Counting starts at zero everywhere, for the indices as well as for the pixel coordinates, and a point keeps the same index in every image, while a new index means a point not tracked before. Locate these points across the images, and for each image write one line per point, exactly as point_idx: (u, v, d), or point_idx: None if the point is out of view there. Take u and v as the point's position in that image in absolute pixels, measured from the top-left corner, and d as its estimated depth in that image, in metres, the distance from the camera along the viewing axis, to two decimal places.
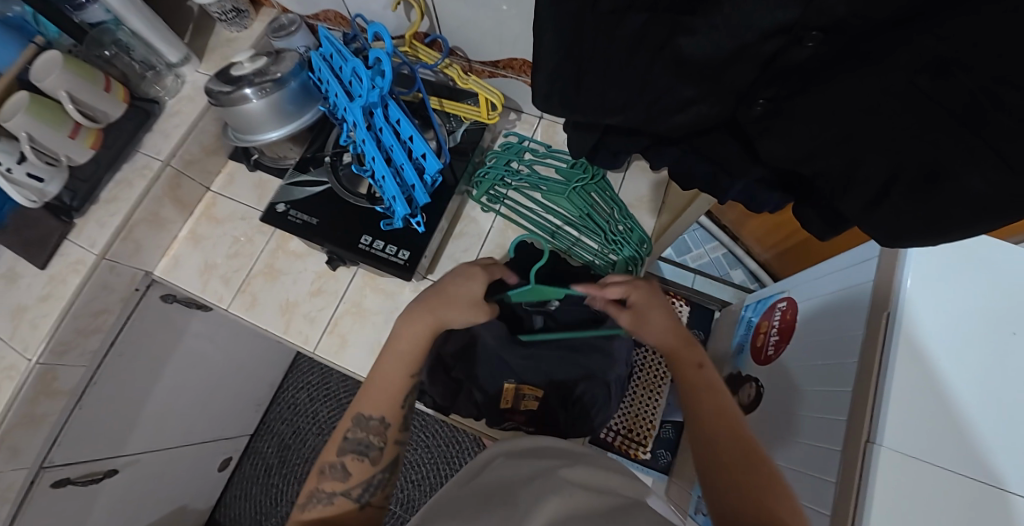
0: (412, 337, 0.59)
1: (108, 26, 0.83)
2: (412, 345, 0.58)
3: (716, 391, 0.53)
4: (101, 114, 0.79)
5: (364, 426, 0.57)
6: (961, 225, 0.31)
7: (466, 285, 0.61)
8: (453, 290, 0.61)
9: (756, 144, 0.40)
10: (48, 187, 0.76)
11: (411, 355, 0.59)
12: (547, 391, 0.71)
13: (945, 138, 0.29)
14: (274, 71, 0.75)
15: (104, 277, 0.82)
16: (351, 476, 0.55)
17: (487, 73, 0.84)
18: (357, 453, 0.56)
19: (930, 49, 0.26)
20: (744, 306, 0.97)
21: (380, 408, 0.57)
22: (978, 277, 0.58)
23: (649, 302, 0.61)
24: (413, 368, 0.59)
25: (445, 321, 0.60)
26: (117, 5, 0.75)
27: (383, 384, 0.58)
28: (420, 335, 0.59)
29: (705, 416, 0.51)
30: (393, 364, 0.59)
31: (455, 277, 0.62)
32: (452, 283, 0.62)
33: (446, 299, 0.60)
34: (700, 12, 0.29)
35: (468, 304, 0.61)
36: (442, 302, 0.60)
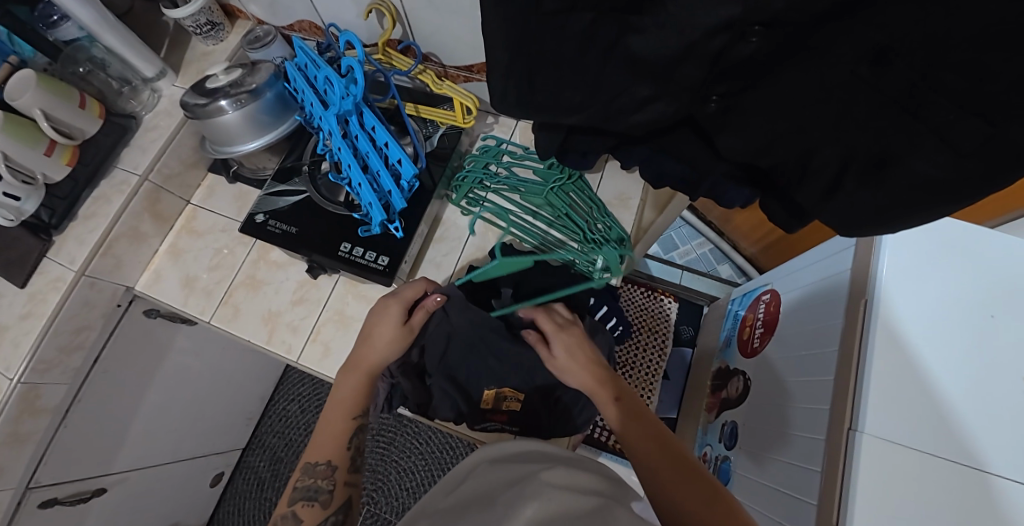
0: (347, 384, 0.61)
1: (82, 43, 0.82)
2: (349, 392, 0.60)
3: (641, 415, 0.53)
4: (77, 131, 0.79)
5: (311, 473, 0.55)
6: (914, 209, 0.32)
7: (382, 328, 0.62)
8: (374, 333, 0.62)
9: (715, 140, 0.41)
10: (24, 205, 0.75)
11: (351, 399, 0.60)
12: (531, 392, 0.71)
13: (888, 124, 0.30)
14: (249, 82, 0.75)
15: (85, 294, 0.81)
16: (303, 522, 0.53)
17: (462, 78, 0.85)
18: (306, 499, 0.54)
19: (871, 38, 0.27)
20: (731, 300, 0.98)
21: (327, 454, 0.57)
22: (955, 262, 0.59)
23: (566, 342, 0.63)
24: (354, 409, 0.59)
25: (376, 363, 0.62)
26: (91, 22, 0.75)
27: (328, 430, 0.58)
28: (353, 381, 0.61)
29: (635, 438, 0.50)
30: (333, 409, 0.59)
31: (375, 315, 0.63)
32: (375, 325, 0.62)
33: (370, 343, 0.62)
34: (645, 11, 0.30)
35: (391, 338, 0.62)
36: (367, 347, 0.62)
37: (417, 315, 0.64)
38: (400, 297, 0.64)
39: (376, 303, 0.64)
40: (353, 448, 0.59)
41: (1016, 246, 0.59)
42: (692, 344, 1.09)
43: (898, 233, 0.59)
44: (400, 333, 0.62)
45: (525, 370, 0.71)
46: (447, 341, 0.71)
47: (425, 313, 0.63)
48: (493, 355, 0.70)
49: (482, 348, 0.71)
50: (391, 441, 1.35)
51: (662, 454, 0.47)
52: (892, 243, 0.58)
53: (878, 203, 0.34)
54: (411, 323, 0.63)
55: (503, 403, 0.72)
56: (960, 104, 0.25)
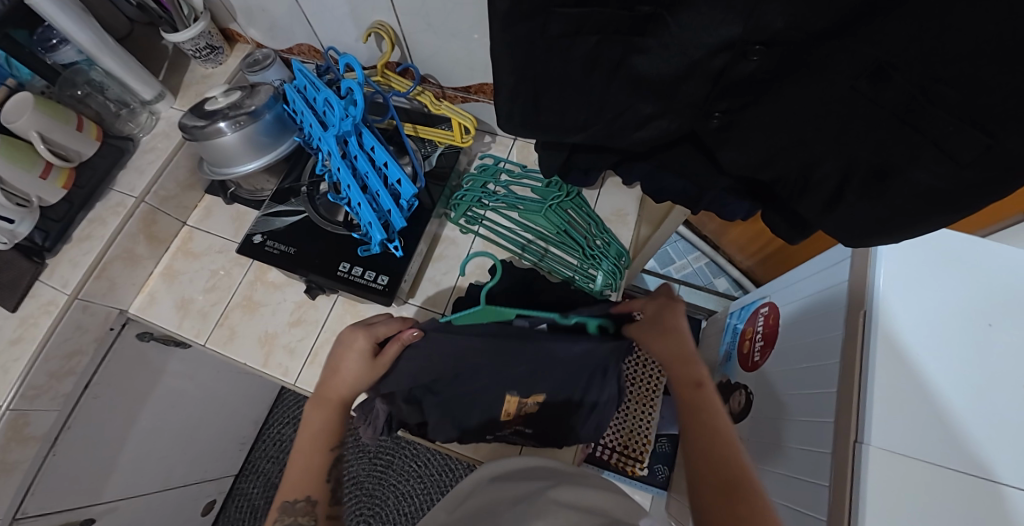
0: (319, 417, 0.60)
1: (81, 66, 0.83)
2: (323, 425, 0.59)
3: (713, 412, 0.51)
4: (74, 153, 0.79)
5: (291, 511, 0.55)
6: (916, 218, 0.32)
7: (351, 361, 0.61)
8: (343, 366, 0.61)
9: (717, 154, 0.41)
10: (18, 227, 0.73)
11: (324, 432, 0.59)
12: (542, 405, 0.68)
13: (888, 136, 0.30)
14: (248, 104, 0.76)
15: (78, 317, 0.80)
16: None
17: (460, 98, 0.86)
18: None
19: (868, 55, 0.28)
20: (729, 314, 0.98)
21: (305, 490, 0.56)
22: (953, 272, 0.59)
23: (666, 321, 0.60)
24: (330, 441, 0.59)
25: (346, 395, 0.61)
26: (88, 45, 0.76)
27: (302, 465, 0.57)
28: (324, 413, 0.60)
29: (701, 431, 0.50)
30: (308, 444, 0.59)
31: (344, 348, 0.62)
32: (343, 357, 0.61)
33: (338, 377, 0.61)
34: (649, 33, 0.31)
35: (359, 371, 0.60)
36: (336, 380, 0.61)
37: (389, 349, 0.61)
38: (370, 329, 0.62)
39: (346, 332, 0.63)
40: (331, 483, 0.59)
41: (1013, 256, 0.60)
42: None
43: (896, 245, 0.60)
44: (368, 366, 0.61)
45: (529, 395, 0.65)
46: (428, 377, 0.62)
47: (400, 348, 0.61)
48: (486, 384, 0.64)
49: (477, 380, 0.63)
50: (389, 464, 1.32)
51: (716, 460, 0.47)
52: (887, 255, 0.59)
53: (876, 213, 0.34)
54: (380, 358, 0.61)
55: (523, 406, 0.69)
56: (959, 115, 0.26)
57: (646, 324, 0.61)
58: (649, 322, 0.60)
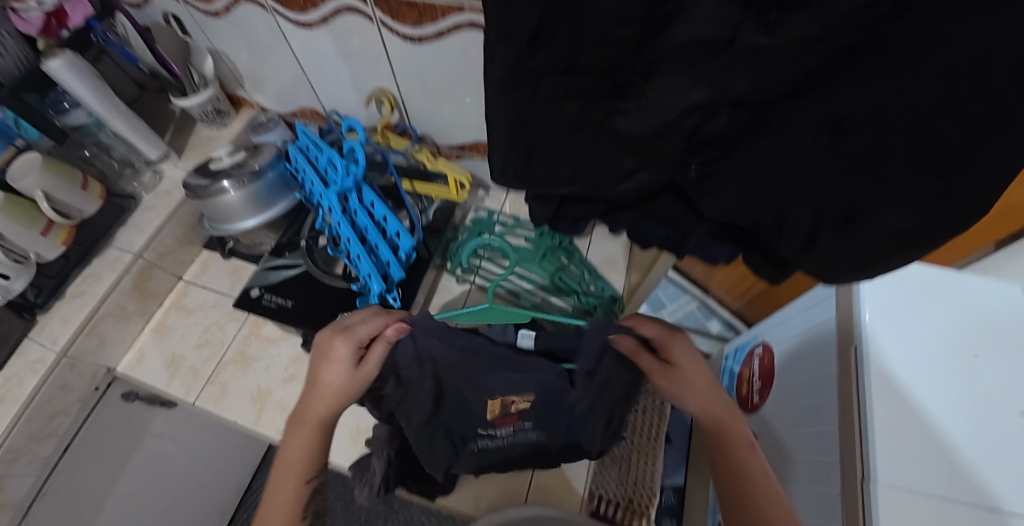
0: (302, 432, 0.56)
1: (89, 128, 0.86)
2: (301, 451, 0.55)
3: (767, 479, 0.49)
4: (75, 211, 0.81)
5: None
6: (891, 254, 0.34)
7: (331, 373, 0.56)
8: (324, 380, 0.56)
9: (698, 203, 0.44)
10: (13, 283, 0.73)
11: (302, 458, 0.55)
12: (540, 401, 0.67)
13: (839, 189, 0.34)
14: (252, 164, 0.79)
15: (64, 375, 0.78)
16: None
17: (455, 155, 0.90)
18: None
19: (825, 113, 0.32)
20: (725, 357, 0.99)
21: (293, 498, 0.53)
22: (935, 304, 0.62)
23: (690, 365, 0.55)
24: (312, 452, 0.55)
25: (326, 411, 0.55)
26: (101, 111, 0.81)
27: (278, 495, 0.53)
28: (304, 428, 0.55)
29: (766, 500, 0.48)
30: (290, 458, 0.55)
31: (324, 357, 0.57)
32: (323, 369, 0.56)
33: (319, 391, 0.55)
34: (629, 97, 0.35)
35: (340, 379, 0.56)
36: (316, 396, 0.55)
37: (371, 352, 0.58)
38: (350, 332, 0.58)
39: (324, 341, 0.58)
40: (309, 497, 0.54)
41: (996, 290, 0.62)
42: None
43: (875, 282, 0.63)
44: (353, 373, 0.56)
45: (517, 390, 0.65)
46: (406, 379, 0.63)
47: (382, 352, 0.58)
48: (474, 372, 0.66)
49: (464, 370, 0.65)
50: None
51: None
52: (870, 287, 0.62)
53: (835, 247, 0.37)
54: (360, 367, 0.56)
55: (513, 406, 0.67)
56: (911, 162, 0.29)
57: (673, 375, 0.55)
58: (676, 370, 0.55)
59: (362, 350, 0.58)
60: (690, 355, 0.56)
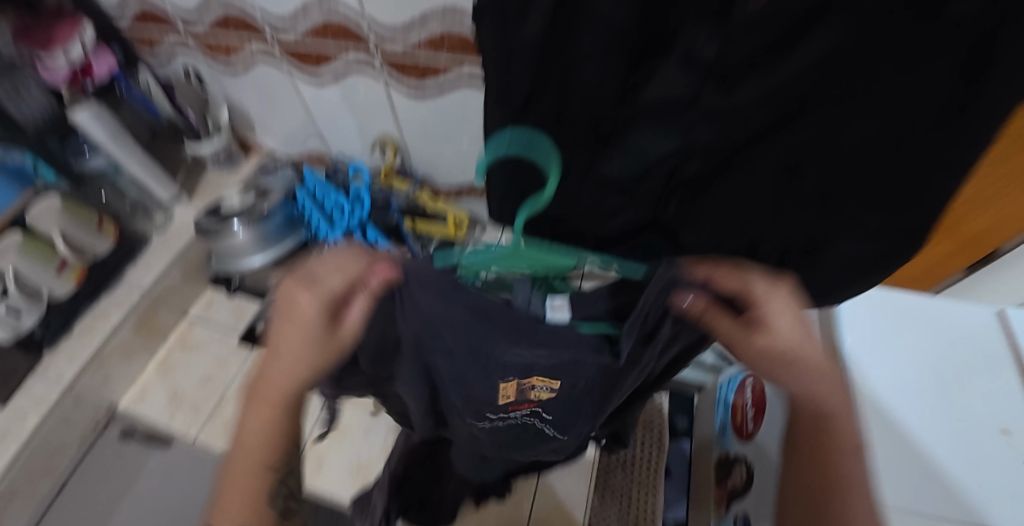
0: (262, 405, 0.37)
1: (107, 173, 0.90)
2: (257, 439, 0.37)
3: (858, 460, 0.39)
4: (89, 250, 0.84)
5: None
6: (859, 275, 0.40)
7: (296, 337, 0.35)
8: (283, 341, 0.35)
9: (677, 237, 0.48)
10: (23, 319, 0.77)
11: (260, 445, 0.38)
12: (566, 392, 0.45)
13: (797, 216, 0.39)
14: (262, 208, 0.85)
15: (67, 411, 0.80)
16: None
17: (454, 195, 0.95)
18: None
19: (782, 161, 0.36)
20: (719, 387, 1.01)
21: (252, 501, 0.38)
22: (916, 324, 0.64)
23: (779, 316, 0.34)
24: (277, 438, 0.38)
25: (289, 388, 0.36)
26: (120, 156, 0.86)
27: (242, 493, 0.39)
28: (266, 405, 0.37)
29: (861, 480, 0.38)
30: (249, 444, 0.38)
31: (288, 314, 0.34)
32: (283, 327, 0.35)
33: (278, 358, 0.35)
34: (610, 144, 0.39)
35: (314, 349, 0.35)
36: (274, 363, 0.36)
37: (351, 314, 0.34)
38: (314, 277, 0.34)
39: (284, 292, 0.34)
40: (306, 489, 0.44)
41: (973, 310, 0.65)
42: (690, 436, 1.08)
43: (854, 307, 0.65)
44: (326, 337, 0.35)
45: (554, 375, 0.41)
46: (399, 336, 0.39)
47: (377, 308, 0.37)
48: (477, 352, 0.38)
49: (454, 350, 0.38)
50: None
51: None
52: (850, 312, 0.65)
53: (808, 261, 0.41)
54: (338, 336, 0.35)
55: (529, 394, 0.44)
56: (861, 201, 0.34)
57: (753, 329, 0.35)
58: (751, 327, 0.35)
59: (336, 308, 0.34)
60: (783, 309, 0.34)
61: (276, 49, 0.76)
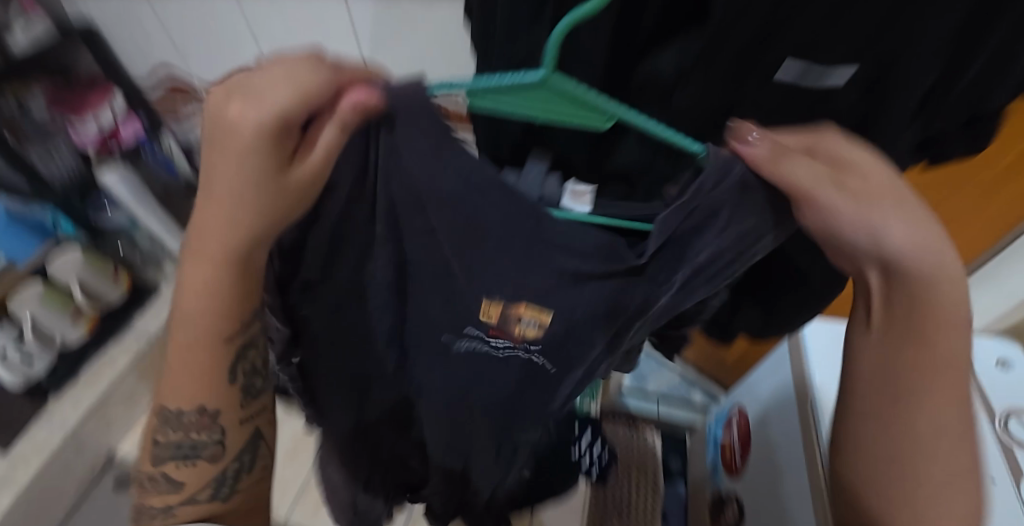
0: (201, 280, 0.27)
1: (126, 230, 0.96)
2: (200, 310, 0.29)
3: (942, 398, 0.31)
4: (102, 299, 0.90)
5: (174, 425, 0.33)
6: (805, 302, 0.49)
7: (228, 172, 0.23)
8: (220, 161, 0.23)
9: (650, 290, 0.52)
10: (34, 365, 0.81)
11: (205, 319, 0.29)
12: (567, 337, 0.31)
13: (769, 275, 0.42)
14: None
15: (67, 457, 0.81)
16: (184, 487, 0.35)
17: None
18: (182, 459, 0.35)
19: None
20: (708, 426, 1.04)
21: (194, 399, 0.32)
22: None
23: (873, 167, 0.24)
24: (223, 330, 0.30)
25: (231, 244, 0.25)
26: (141, 213, 0.91)
27: (182, 366, 0.31)
28: (202, 284, 0.27)
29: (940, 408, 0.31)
30: (184, 336, 0.30)
31: (217, 136, 0.22)
32: (218, 138, 0.23)
33: (215, 188, 0.24)
34: None
35: (261, 194, 0.23)
36: (211, 206, 0.25)
37: (315, 145, 0.23)
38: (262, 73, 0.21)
39: (209, 104, 0.23)
40: (251, 416, 0.36)
41: None
42: (685, 478, 1.09)
43: (815, 344, 0.72)
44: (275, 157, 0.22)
45: (552, 301, 0.29)
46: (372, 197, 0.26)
47: (350, 166, 0.25)
48: (456, 214, 0.25)
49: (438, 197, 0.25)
50: None
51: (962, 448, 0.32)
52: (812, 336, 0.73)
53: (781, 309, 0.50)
54: (294, 179, 0.23)
55: (514, 334, 0.32)
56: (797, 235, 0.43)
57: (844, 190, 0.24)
58: (840, 184, 0.23)
59: (294, 134, 0.23)
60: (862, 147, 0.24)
61: None
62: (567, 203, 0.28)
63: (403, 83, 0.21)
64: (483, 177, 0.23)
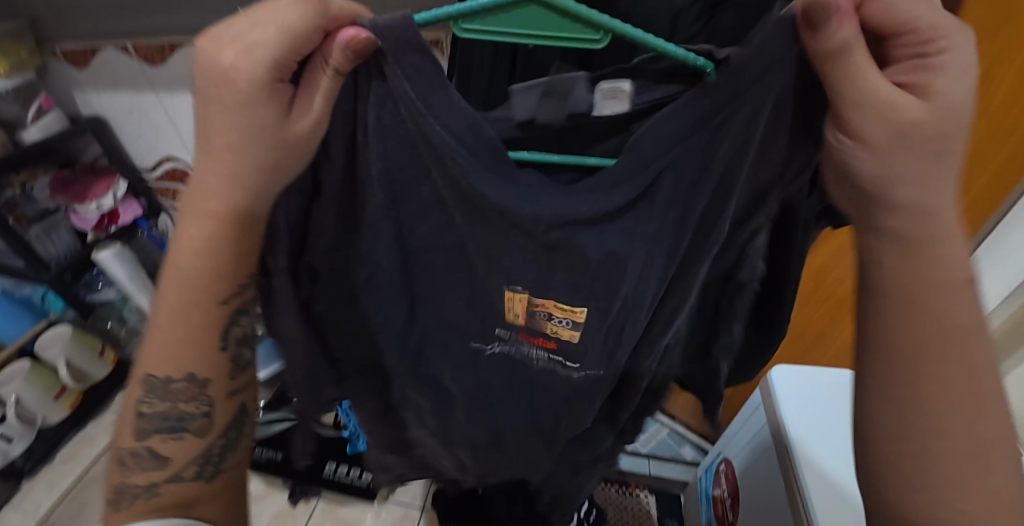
0: (199, 235, 0.29)
1: (114, 304, 1.01)
2: (196, 263, 0.29)
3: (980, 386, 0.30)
4: (87, 376, 0.91)
5: (160, 394, 0.33)
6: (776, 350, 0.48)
7: (229, 123, 0.25)
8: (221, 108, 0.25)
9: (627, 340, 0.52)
10: (13, 447, 0.80)
11: (200, 275, 0.30)
12: (598, 328, 0.33)
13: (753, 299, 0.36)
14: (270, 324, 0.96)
15: None
16: (170, 462, 0.34)
17: None
18: (168, 432, 0.34)
19: None
20: (699, 481, 1.03)
21: (183, 366, 0.32)
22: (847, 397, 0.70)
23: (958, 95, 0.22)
24: (219, 289, 0.30)
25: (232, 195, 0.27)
26: (131, 290, 0.96)
27: (175, 329, 0.31)
28: (200, 243, 0.29)
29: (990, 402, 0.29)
30: (177, 294, 0.30)
31: (211, 80, 0.24)
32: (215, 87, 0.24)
33: (219, 139, 0.26)
34: None
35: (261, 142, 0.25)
36: (212, 156, 0.26)
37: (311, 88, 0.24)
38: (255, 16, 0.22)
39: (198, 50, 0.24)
40: (239, 389, 0.36)
41: None
42: None
43: (787, 380, 0.73)
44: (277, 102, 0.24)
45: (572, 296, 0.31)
46: (364, 143, 0.26)
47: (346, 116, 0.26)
48: (454, 177, 0.26)
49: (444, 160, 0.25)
50: None
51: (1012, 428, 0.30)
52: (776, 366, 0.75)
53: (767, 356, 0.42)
54: (295, 125, 0.24)
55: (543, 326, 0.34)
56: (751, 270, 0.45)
57: (911, 113, 0.22)
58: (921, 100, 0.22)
59: (289, 78, 0.24)
60: (960, 82, 0.21)
61: None
62: (599, 112, 0.25)
63: (391, 19, 0.21)
64: (478, 135, 0.24)
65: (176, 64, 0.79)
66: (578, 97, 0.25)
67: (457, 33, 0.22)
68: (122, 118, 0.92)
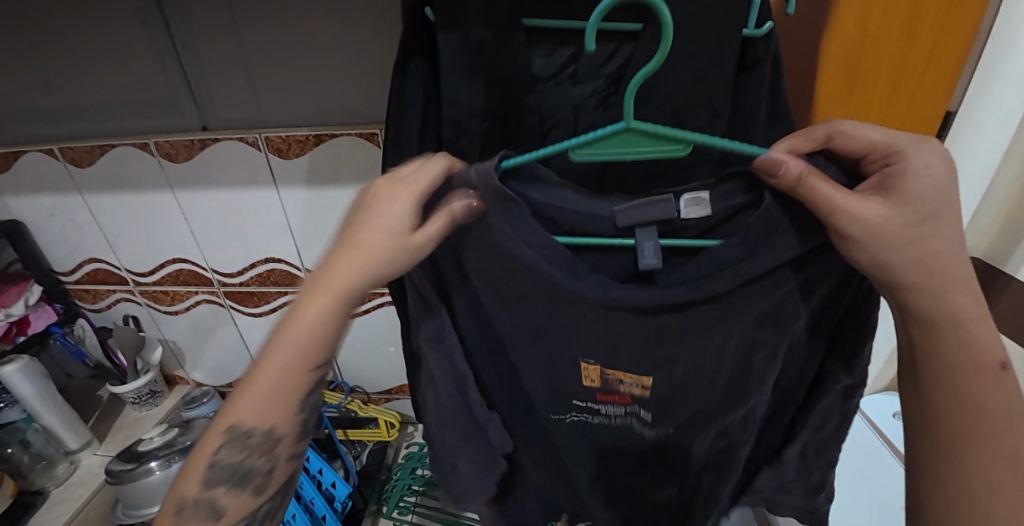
0: (317, 312, 0.34)
1: (17, 424, 0.88)
2: (311, 333, 0.35)
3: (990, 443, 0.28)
4: None
5: (237, 442, 0.36)
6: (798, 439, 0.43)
7: (376, 236, 0.33)
8: (364, 230, 0.33)
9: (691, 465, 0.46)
10: None
11: (310, 342, 0.35)
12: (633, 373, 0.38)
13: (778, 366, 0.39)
14: (182, 440, 0.83)
15: None
16: (223, 516, 0.37)
17: (384, 399, 0.99)
18: (230, 483, 0.37)
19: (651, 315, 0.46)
20: None
21: (266, 420, 0.36)
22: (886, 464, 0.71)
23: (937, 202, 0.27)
24: (315, 358, 0.36)
25: (355, 283, 0.34)
26: (40, 408, 0.85)
27: (273, 393, 0.36)
28: (313, 326, 0.35)
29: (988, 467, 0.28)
30: (285, 360, 0.35)
31: (377, 206, 0.33)
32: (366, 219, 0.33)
33: (352, 251, 0.33)
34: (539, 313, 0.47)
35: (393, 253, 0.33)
36: (345, 255, 0.33)
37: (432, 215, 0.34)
38: (410, 180, 0.33)
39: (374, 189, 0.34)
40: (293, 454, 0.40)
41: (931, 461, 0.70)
42: None
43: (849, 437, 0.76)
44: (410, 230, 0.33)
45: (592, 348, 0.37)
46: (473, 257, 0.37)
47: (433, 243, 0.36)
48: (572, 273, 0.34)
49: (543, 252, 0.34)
50: None
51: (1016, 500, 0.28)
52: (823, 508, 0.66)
53: (817, 430, 0.40)
54: (415, 237, 0.33)
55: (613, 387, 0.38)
56: None
57: (857, 209, 0.27)
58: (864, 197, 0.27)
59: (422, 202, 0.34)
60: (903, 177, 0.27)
61: (220, 295, 0.90)
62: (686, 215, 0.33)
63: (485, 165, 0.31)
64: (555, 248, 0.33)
65: (105, 164, 0.78)
66: (671, 206, 0.32)
67: (575, 158, 0.30)
68: (41, 220, 0.87)
